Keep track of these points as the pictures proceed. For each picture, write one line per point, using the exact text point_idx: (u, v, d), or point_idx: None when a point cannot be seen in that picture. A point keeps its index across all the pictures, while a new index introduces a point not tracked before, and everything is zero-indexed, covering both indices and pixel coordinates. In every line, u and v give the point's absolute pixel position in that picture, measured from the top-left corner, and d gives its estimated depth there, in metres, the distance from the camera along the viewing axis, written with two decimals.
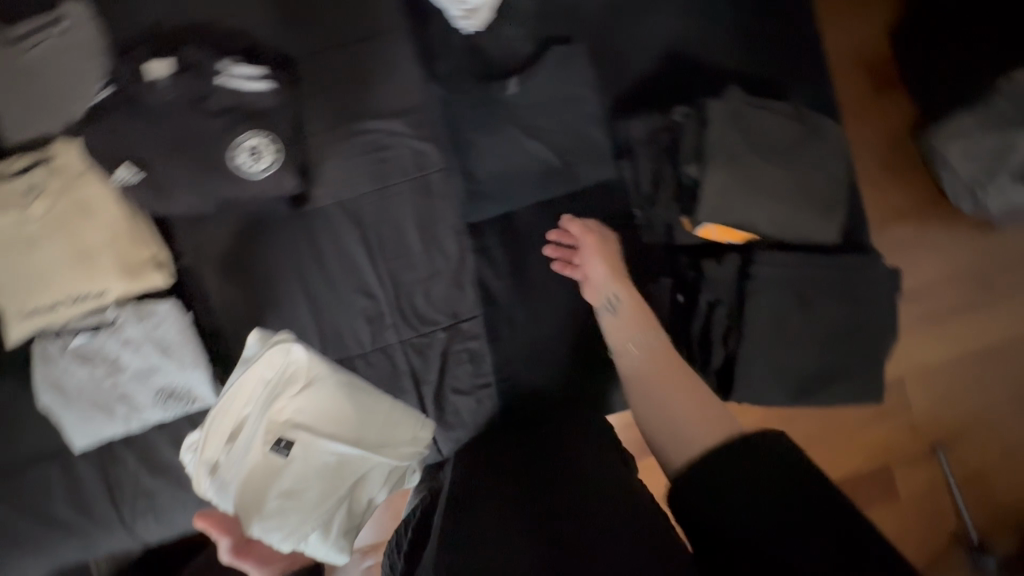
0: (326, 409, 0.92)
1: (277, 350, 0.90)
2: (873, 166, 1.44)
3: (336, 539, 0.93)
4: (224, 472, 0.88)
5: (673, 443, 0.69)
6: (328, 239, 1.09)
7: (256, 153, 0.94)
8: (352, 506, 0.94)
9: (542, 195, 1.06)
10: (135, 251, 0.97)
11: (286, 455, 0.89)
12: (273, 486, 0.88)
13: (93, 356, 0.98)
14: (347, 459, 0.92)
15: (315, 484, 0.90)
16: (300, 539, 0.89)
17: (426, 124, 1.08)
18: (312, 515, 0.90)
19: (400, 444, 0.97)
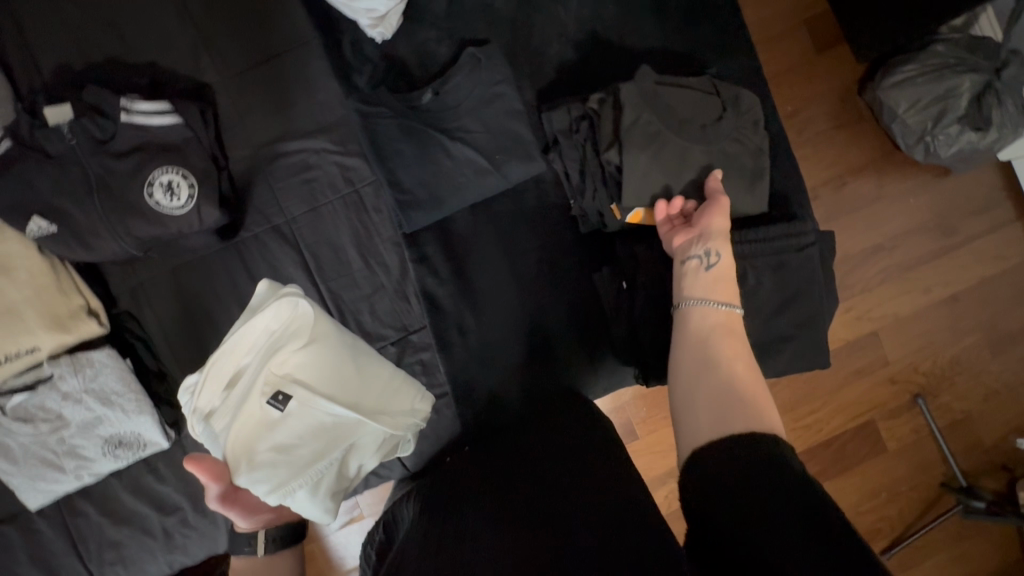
0: (327, 368, 0.89)
1: (285, 302, 0.88)
2: (823, 125, 1.42)
3: (323, 498, 0.89)
4: (218, 420, 0.85)
5: (701, 422, 0.63)
6: (266, 265, 1.07)
7: (172, 189, 0.92)
8: (341, 470, 0.91)
9: (474, 198, 1.05)
10: (64, 302, 0.95)
11: (282, 408, 0.85)
12: (266, 438, 0.84)
13: (33, 414, 0.95)
14: (343, 421, 0.88)
15: (308, 442, 0.86)
16: (286, 494, 0.85)
17: (350, 139, 1.08)
18: (300, 474, 0.85)
19: (398, 411, 0.94)
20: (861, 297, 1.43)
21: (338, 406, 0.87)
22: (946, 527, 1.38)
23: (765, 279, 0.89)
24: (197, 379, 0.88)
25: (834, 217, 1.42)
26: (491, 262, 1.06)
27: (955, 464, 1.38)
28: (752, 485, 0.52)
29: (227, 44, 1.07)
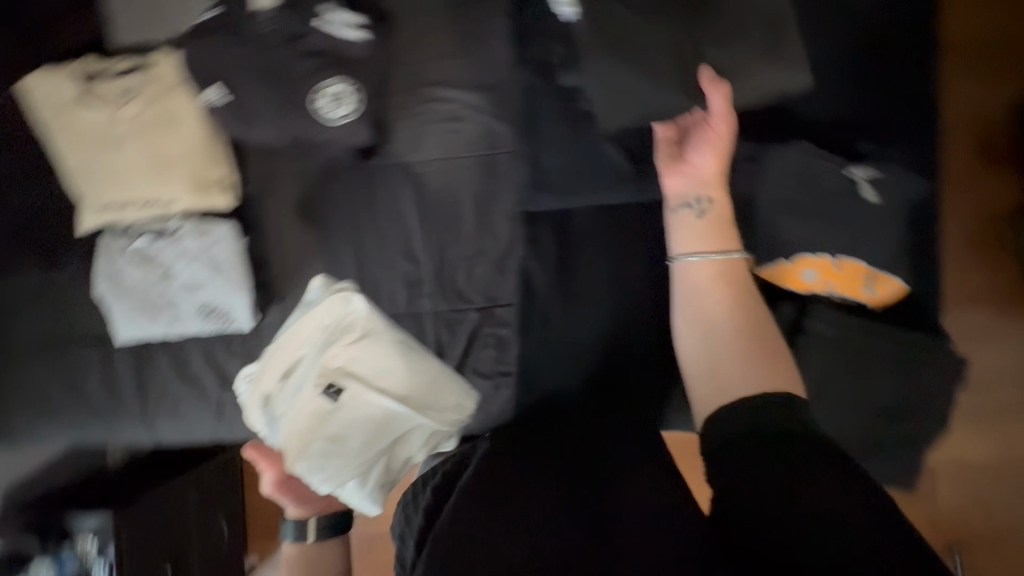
0: (378, 363, 0.94)
1: (338, 297, 0.95)
2: (964, 243, 1.29)
3: (372, 489, 0.92)
4: (277, 405, 0.95)
5: (703, 387, 0.66)
6: (386, 196, 1.11)
7: (337, 100, 0.96)
8: (390, 462, 0.94)
9: (603, 199, 1.05)
10: (208, 169, 1.00)
11: (335, 401, 0.92)
12: (319, 428, 0.91)
13: (150, 260, 1.03)
14: (390, 413, 0.92)
15: (359, 433, 0.92)
16: (338, 484, 0.88)
17: (504, 104, 1.09)
18: (350, 465, 0.89)
19: (453, 410, 0.95)
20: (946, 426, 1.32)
21: (386, 400, 0.92)
22: None
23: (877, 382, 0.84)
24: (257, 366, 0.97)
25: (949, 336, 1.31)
26: (598, 267, 1.05)
27: None
28: (771, 464, 0.55)
29: None
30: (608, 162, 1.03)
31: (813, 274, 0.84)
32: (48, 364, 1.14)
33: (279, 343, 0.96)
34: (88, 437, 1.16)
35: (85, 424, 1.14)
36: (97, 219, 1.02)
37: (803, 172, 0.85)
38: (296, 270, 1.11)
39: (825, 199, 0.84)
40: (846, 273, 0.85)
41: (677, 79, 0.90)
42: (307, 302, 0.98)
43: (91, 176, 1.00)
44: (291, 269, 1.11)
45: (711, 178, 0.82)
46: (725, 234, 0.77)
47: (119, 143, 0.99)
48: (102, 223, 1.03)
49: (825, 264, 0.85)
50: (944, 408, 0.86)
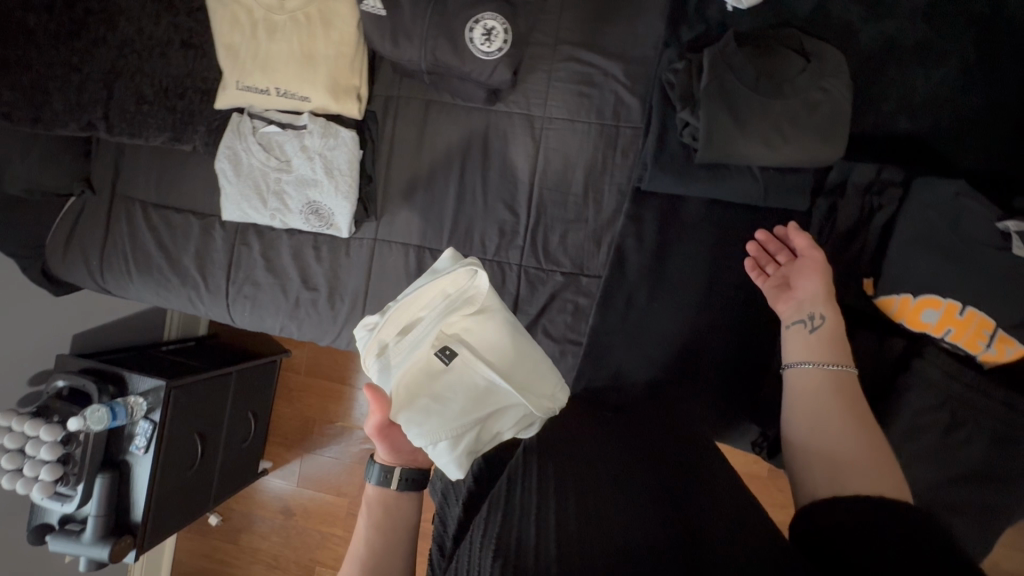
0: (490, 339, 0.92)
1: (465, 270, 0.90)
2: None
3: (461, 454, 0.80)
4: (391, 355, 0.87)
5: (817, 486, 0.61)
6: (502, 143, 1.12)
7: (489, 35, 0.97)
8: (482, 434, 0.85)
9: (722, 197, 1.01)
10: (347, 76, 1.03)
11: (446, 363, 0.87)
12: (426, 385, 0.85)
13: (274, 147, 1.08)
14: (494, 387, 0.87)
15: (460, 398, 0.86)
16: (430, 441, 0.78)
17: (641, 79, 1.07)
18: (448, 429, 0.80)
19: (546, 399, 0.91)
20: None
21: (492, 373, 0.88)
22: None
23: (970, 446, 0.81)
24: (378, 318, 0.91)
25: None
26: (696, 261, 1.04)
27: None
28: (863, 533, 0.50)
29: None
30: (748, 160, 0.94)
31: (934, 316, 0.83)
32: (151, 224, 1.20)
33: (403, 297, 0.90)
34: (171, 301, 1.22)
35: (171, 289, 1.20)
36: (234, 98, 1.06)
37: (944, 216, 0.84)
38: (399, 194, 1.14)
39: (966, 245, 0.82)
40: (976, 326, 0.81)
41: (820, 105, 0.93)
42: (435, 270, 0.95)
43: (239, 56, 1.03)
44: (395, 191, 1.14)
45: (822, 290, 0.83)
46: (840, 346, 0.76)
47: (273, 31, 1.03)
48: (237, 103, 1.07)
49: (952, 313, 0.82)
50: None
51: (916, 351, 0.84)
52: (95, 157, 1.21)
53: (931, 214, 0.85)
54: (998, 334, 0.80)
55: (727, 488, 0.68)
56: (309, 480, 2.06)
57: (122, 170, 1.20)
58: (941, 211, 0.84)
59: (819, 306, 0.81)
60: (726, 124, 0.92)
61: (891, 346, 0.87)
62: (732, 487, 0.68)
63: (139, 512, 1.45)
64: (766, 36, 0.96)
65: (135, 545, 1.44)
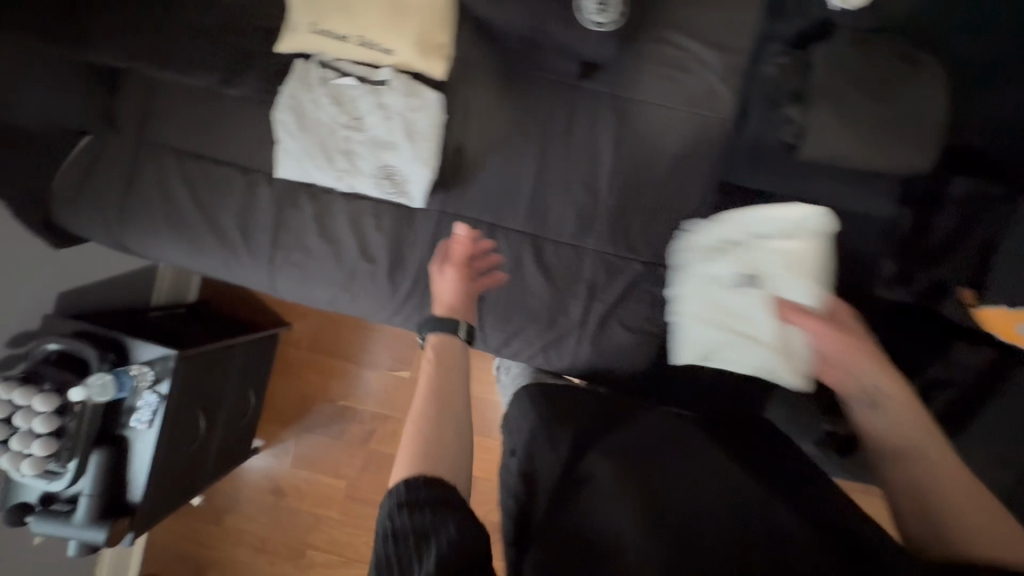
0: (808, 276, 0.94)
1: (809, 217, 0.96)
2: None
3: (689, 351, 1.02)
4: (714, 266, 0.98)
5: (911, 520, 0.66)
6: (586, 122, 1.07)
7: (602, 5, 0.93)
8: (724, 352, 0.99)
9: (808, 195, 1.02)
10: (437, 32, 0.94)
11: (737, 284, 0.96)
12: (713, 298, 0.98)
13: (348, 102, 0.98)
14: (758, 327, 0.96)
15: (727, 313, 0.98)
16: (675, 323, 1.02)
17: (735, 70, 1.04)
18: (693, 317, 1.00)
19: (789, 355, 0.93)
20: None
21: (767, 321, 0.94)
22: None
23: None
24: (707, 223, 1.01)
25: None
26: None
27: None
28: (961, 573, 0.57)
29: None
30: (850, 162, 0.94)
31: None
32: (184, 175, 1.07)
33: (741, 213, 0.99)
34: (204, 263, 1.10)
35: (206, 249, 1.08)
36: (302, 42, 0.94)
37: None
38: (474, 166, 1.07)
39: None
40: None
41: (926, 116, 0.92)
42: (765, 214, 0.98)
43: None
44: (469, 164, 1.07)
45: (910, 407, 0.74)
46: (918, 436, 0.71)
47: None
48: (304, 49, 0.95)
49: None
50: None
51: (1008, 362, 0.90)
52: (120, 93, 1.05)
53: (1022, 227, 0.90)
54: None
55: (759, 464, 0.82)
56: (305, 459, 1.95)
57: (151, 109, 1.05)
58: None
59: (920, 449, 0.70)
60: (834, 124, 0.92)
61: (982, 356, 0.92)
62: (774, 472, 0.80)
63: (138, 491, 1.32)
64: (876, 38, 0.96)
65: (133, 527, 1.32)
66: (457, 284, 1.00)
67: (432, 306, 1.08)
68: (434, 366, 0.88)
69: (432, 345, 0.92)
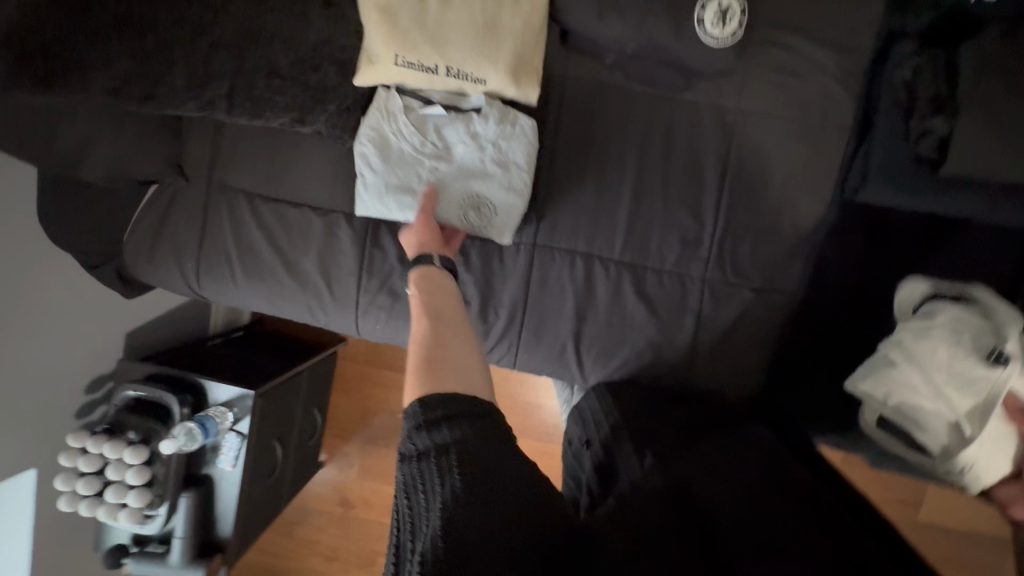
0: None
1: None
2: None
3: (872, 388, 0.86)
4: (957, 319, 0.82)
5: None
6: (687, 139, 0.98)
7: (725, 17, 0.84)
8: (911, 407, 0.83)
9: (942, 211, 0.92)
10: (531, 55, 0.88)
11: (987, 367, 0.77)
12: (942, 345, 0.81)
13: (428, 131, 0.90)
14: (967, 407, 0.78)
15: (945, 374, 0.80)
16: (884, 356, 0.86)
17: (852, 73, 0.95)
18: (905, 368, 0.83)
19: (981, 468, 0.77)
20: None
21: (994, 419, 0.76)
22: None
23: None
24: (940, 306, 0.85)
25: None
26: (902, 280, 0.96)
27: None
28: None
29: None
30: (1004, 176, 0.84)
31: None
32: (260, 219, 1.01)
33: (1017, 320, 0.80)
34: (285, 309, 1.05)
35: (286, 295, 1.03)
36: (384, 74, 0.86)
37: None
38: (566, 192, 0.99)
39: None
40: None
41: None
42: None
43: (398, 22, 0.84)
44: (561, 191, 0.99)
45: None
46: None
47: None
48: (386, 80, 0.87)
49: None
50: None
51: None
52: (188, 136, 1.00)
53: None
54: None
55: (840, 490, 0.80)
56: (369, 477, 1.92)
57: (220, 152, 1.00)
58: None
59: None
60: (987, 135, 0.81)
61: None
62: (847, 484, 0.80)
63: (226, 530, 1.31)
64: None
65: (225, 564, 1.32)
66: (416, 232, 0.87)
67: (527, 343, 1.03)
68: (432, 277, 0.76)
69: (415, 282, 0.77)
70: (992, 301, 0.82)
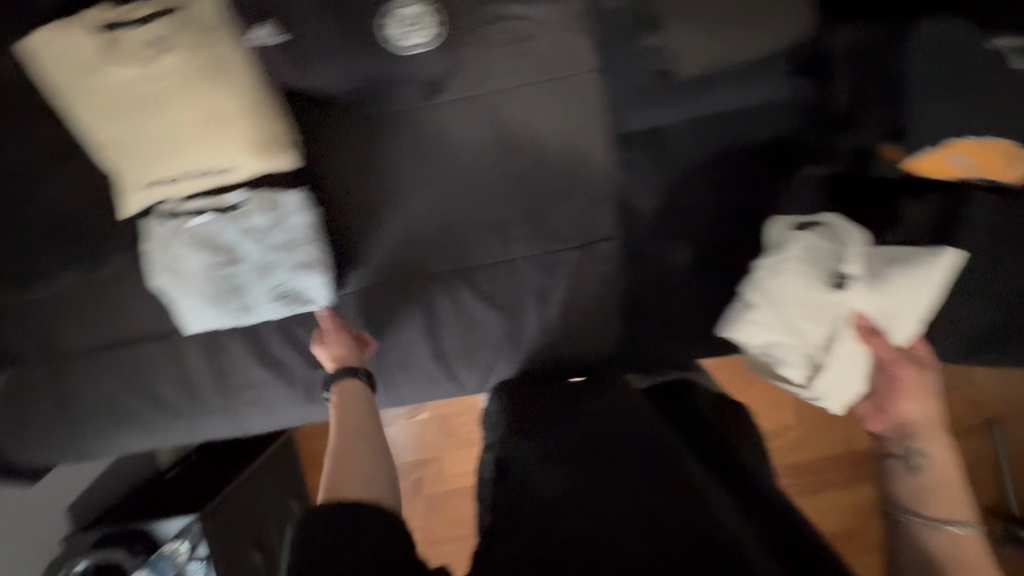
0: (900, 307, 0.80)
1: (941, 261, 0.81)
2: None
3: (738, 327, 0.88)
4: (801, 250, 0.85)
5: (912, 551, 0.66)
6: (458, 137, 1.00)
7: (414, 24, 0.90)
8: (774, 344, 0.86)
9: (706, 108, 0.95)
10: (265, 126, 0.89)
11: (834, 288, 0.82)
12: (794, 277, 0.84)
13: (205, 262, 0.91)
14: (819, 332, 0.83)
15: (801, 306, 0.84)
16: (744, 298, 0.88)
17: (577, 17, 0.97)
18: (763, 306, 0.86)
19: (839, 388, 0.81)
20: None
21: (845, 340, 0.81)
22: None
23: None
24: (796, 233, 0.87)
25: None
26: (703, 185, 0.98)
27: None
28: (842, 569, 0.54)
29: None
30: (726, 63, 0.93)
31: (955, 161, 0.84)
32: (106, 369, 1.03)
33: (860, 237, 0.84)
34: (169, 438, 1.07)
35: (162, 426, 1.05)
36: (144, 198, 0.91)
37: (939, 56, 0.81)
38: (373, 231, 1.01)
39: (952, 88, 0.81)
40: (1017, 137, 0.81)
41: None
42: (901, 253, 0.83)
43: (133, 148, 0.88)
44: (367, 232, 1.01)
45: (921, 406, 0.74)
46: (930, 423, 0.73)
47: (158, 104, 0.86)
48: (149, 202, 0.91)
49: (977, 148, 0.84)
50: None
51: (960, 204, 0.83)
52: (10, 323, 1.03)
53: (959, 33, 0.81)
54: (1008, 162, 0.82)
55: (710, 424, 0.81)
56: None
57: (45, 325, 1.02)
58: (953, 29, 0.81)
59: (915, 434, 0.73)
60: (688, 32, 0.92)
61: (931, 205, 0.85)
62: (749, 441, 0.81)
63: None
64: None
65: None
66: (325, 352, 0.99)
67: (399, 380, 1.05)
68: (359, 394, 0.89)
69: (338, 398, 0.89)
70: (842, 225, 0.85)
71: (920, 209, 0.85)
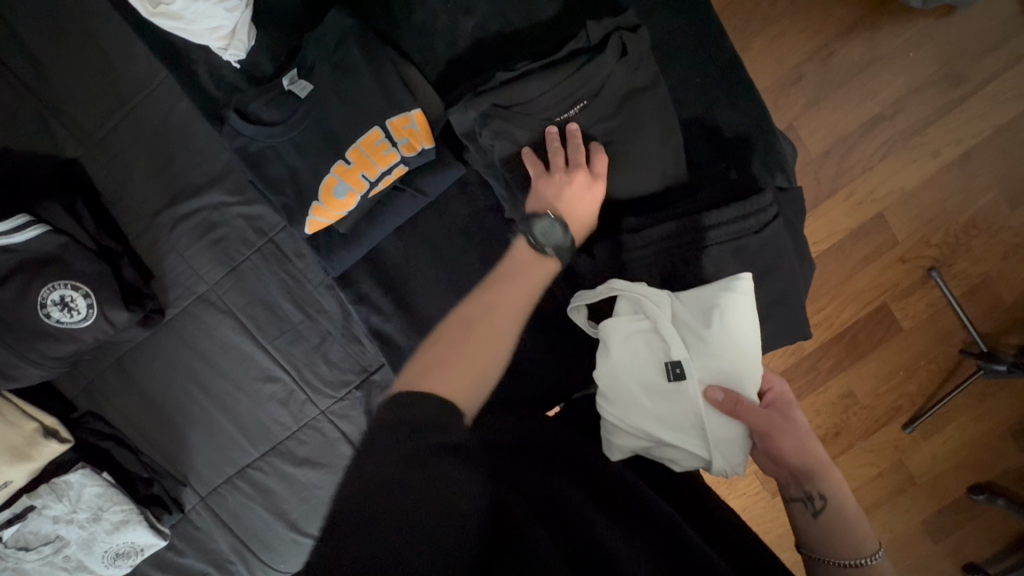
0: (733, 359, 0.73)
1: (736, 295, 0.75)
2: (788, 37, 1.26)
3: (625, 447, 0.75)
4: (621, 349, 0.76)
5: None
6: (204, 338, 1.02)
7: (68, 304, 0.86)
8: (661, 451, 0.75)
9: (396, 223, 0.95)
10: (16, 431, 0.94)
11: (673, 380, 0.74)
12: (637, 382, 0.75)
13: (34, 567, 0.95)
14: (687, 423, 0.74)
15: (661, 409, 0.74)
16: (608, 425, 0.76)
17: (245, 186, 0.98)
18: (624, 418, 0.74)
19: (731, 458, 0.74)
20: (862, 179, 1.29)
21: (710, 424, 0.73)
22: (966, 393, 1.32)
23: (748, 245, 0.79)
24: (612, 324, 0.77)
25: (823, 95, 1.27)
26: (435, 281, 0.96)
27: (975, 330, 1.28)
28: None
29: (76, 104, 0.95)
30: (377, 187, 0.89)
31: (347, 186, 0.87)
32: None
33: (668, 303, 0.76)
34: None
35: None
36: None
37: (530, 107, 0.81)
38: (185, 449, 1.05)
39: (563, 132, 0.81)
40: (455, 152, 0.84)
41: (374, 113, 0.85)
42: (707, 301, 0.76)
43: None
44: (176, 452, 1.05)
45: (801, 444, 0.71)
46: (820, 458, 0.70)
47: None
48: None
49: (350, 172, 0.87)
50: (792, 251, 0.82)
51: (620, 244, 0.82)
52: None
53: (562, 79, 0.80)
54: (644, 166, 0.83)
55: (663, 486, 0.77)
56: None
57: None
58: (546, 80, 0.80)
59: (814, 472, 0.70)
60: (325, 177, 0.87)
61: (603, 252, 0.84)
62: (677, 485, 0.77)
63: None
64: (268, 53, 0.89)
65: None
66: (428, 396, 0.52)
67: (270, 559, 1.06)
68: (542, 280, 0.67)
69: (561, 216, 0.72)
70: (643, 295, 0.77)
71: (656, 248, 0.81)
